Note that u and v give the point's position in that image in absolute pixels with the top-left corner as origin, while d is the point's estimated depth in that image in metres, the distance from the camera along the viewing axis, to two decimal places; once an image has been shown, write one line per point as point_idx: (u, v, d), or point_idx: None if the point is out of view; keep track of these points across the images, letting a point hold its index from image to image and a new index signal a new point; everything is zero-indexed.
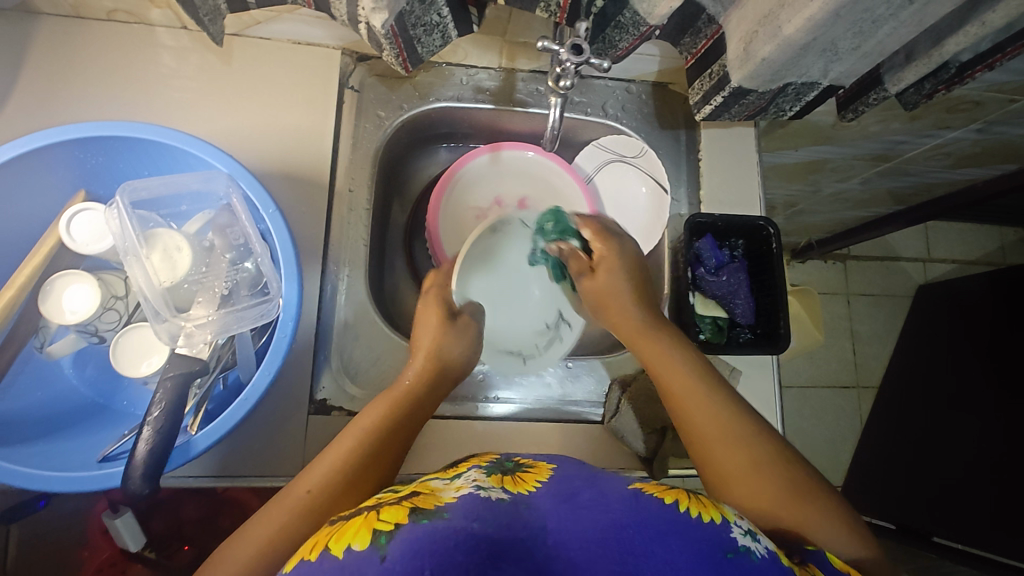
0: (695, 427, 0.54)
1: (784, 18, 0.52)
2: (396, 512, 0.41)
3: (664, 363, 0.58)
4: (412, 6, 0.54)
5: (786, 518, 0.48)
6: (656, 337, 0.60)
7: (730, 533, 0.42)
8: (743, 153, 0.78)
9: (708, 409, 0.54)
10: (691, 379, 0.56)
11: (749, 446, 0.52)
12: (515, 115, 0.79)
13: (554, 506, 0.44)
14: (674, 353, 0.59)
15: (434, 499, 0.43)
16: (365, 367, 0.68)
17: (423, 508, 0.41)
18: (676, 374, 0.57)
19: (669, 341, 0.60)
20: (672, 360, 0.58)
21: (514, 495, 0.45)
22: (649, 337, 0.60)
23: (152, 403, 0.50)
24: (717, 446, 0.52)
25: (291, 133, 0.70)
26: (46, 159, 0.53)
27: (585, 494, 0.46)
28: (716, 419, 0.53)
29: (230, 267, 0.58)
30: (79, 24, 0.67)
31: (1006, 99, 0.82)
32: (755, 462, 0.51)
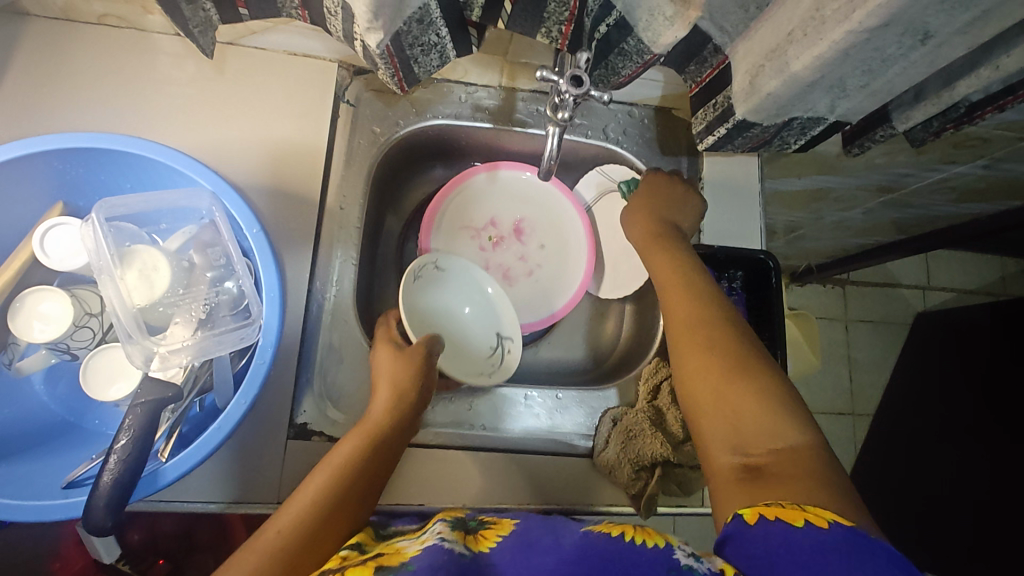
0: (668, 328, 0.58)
1: (792, 54, 0.50)
2: (363, 570, 0.41)
3: (675, 282, 0.61)
4: (410, 26, 0.53)
5: (713, 414, 0.50)
6: (661, 244, 0.65)
7: (673, 554, 0.42)
8: (745, 182, 0.77)
9: (697, 315, 0.57)
10: (694, 297, 0.59)
11: (721, 353, 0.53)
12: (514, 136, 0.77)
13: (513, 559, 0.44)
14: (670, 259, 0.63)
15: (399, 555, 0.42)
16: (349, 391, 0.66)
17: (388, 564, 0.41)
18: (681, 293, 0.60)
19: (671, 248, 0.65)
20: (684, 280, 0.61)
21: (475, 552, 0.44)
22: (668, 262, 0.63)
23: (119, 430, 0.47)
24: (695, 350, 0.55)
25: (284, 147, 0.68)
26: (22, 168, 0.51)
27: (542, 541, 0.46)
28: (704, 325, 0.56)
29: (210, 288, 0.56)
30: (71, 28, 0.66)
31: (1014, 138, 0.81)
32: (730, 369, 0.51)
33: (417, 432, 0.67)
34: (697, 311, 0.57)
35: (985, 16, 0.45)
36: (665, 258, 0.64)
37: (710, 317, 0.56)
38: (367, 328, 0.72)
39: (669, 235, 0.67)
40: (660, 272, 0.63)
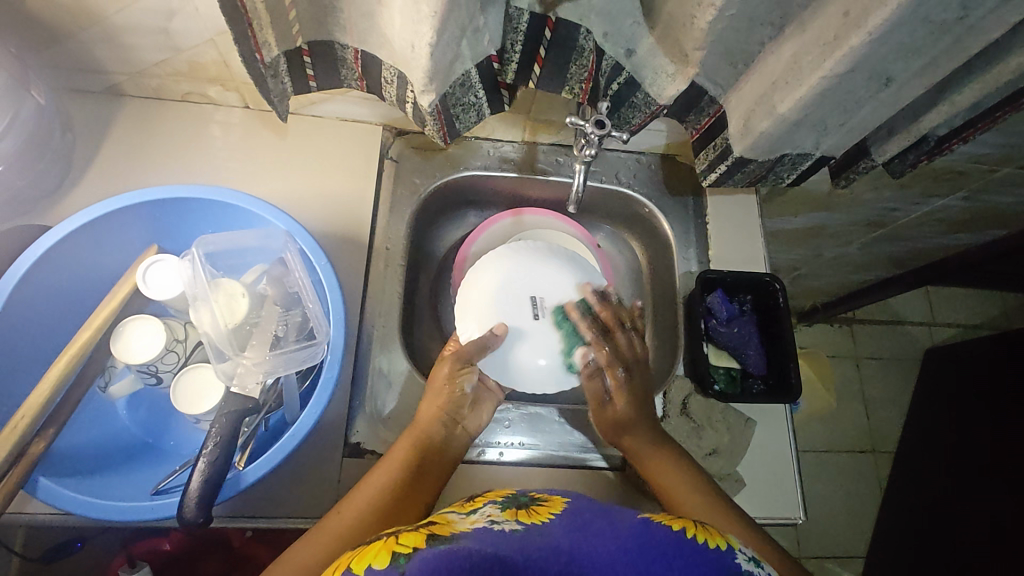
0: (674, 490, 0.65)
1: (777, 98, 0.60)
2: (414, 538, 0.46)
3: (636, 443, 0.70)
4: (454, 89, 0.63)
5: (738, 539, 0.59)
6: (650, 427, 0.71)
7: (735, 559, 0.48)
8: (746, 216, 0.85)
9: (669, 472, 0.67)
10: (662, 458, 0.68)
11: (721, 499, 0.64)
12: (536, 183, 0.87)
13: (565, 532, 0.48)
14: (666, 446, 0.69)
15: (448, 528, 0.48)
16: (398, 413, 0.71)
17: (439, 534, 0.46)
18: (639, 447, 0.69)
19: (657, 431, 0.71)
20: (642, 440, 0.70)
21: (526, 526, 0.50)
22: (636, 439, 0.70)
23: (207, 438, 0.53)
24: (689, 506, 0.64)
25: (338, 199, 0.78)
26: (128, 216, 0.60)
27: (596, 525, 0.50)
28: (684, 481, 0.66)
29: (282, 313, 0.63)
30: (157, 104, 0.77)
31: (986, 170, 0.90)
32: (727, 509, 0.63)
33: None
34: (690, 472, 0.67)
35: (934, 61, 0.55)
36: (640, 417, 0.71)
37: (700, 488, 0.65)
38: (410, 356, 0.79)
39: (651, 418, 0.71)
40: (629, 446, 0.70)
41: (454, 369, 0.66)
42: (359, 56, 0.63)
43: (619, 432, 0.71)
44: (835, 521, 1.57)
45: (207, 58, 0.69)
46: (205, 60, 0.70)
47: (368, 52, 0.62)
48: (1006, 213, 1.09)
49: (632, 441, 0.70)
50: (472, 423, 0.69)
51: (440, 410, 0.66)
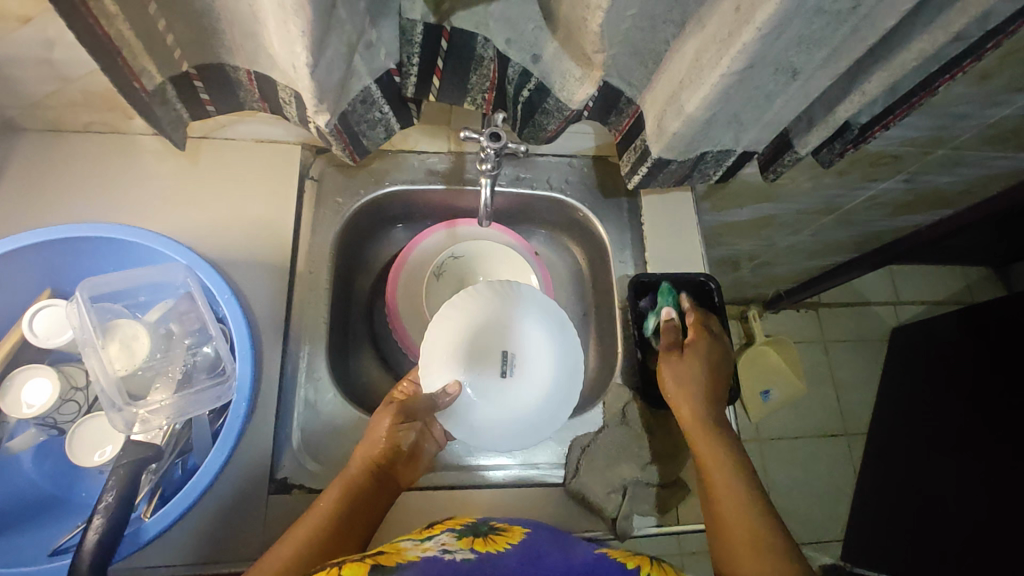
0: (729, 520, 0.58)
1: (685, 98, 0.59)
2: (359, 565, 0.43)
3: (680, 392, 0.67)
4: (355, 106, 0.61)
5: None
6: (715, 442, 0.63)
7: None
8: (682, 215, 0.84)
9: (715, 445, 0.63)
10: (715, 433, 0.64)
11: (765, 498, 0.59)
12: (467, 194, 0.84)
13: (517, 564, 0.48)
14: (729, 462, 0.62)
15: (397, 556, 0.46)
16: (326, 442, 0.69)
17: (383, 563, 0.43)
18: (688, 404, 0.66)
19: (726, 448, 0.63)
20: (689, 394, 0.66)
21: (480, 555, 0.48)
22: (682, 369, 0.68)
23: (104, 490, 0.51)
24: (726, 503, 0.59)
25: (255, 225, 0.75)
26: (15, 261, 0.57)
27: (548, 558, 0.50)
28: (740, 509, 0.58)
29: (188, 352, 0.61)
30: (59, 137, 0.74)
31: (921, 153, 0.89)
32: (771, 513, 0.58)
33: None
34: (751, 500, 0.59)
35: (836, 51, 0.53)
36: (698, 404, 0.66)
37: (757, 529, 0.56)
38: (342, 381, 0.76)
39: (723, 431, 0.64)
40: (678, 403, 0.67)
41: (394, 421, 0.64)
42: (253, 78, 0.60)
43: (676, 364, 0.69)
44: (811, 507, 1.57)
45: (100, 86, 0.66)
46: (99, 88, 0.67)
47: (261, 73, 0.59)
48: (951, 192, 1.09)
49: (675, 382, 0.68)
50: (407, 474, 0.65)
51: (376, 461, 0.62)
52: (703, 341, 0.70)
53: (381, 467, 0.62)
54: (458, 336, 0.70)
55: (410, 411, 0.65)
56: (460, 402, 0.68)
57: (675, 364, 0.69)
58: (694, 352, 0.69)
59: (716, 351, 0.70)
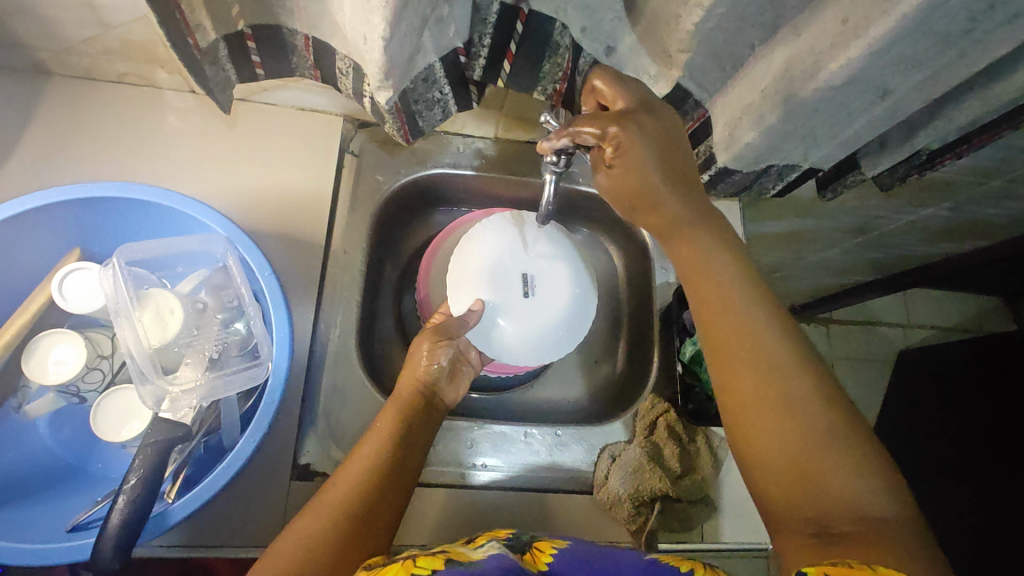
0: (730, 371, 0.48)
1: (766, 109, 0.56)
2: (432, 560, 0.43)
3: (719, 298, 0.50)
4: (416, 84, 0.57)
5: (796, 467, 0.43)
6: (691, 238, 0.51)
7: None
8: (728, 226, 0.82)
9: (760, 359, 0.47)
10: (752, 342, 0.47)
11: (825, 413, 0.44)
12: (509, 183, 0.81)
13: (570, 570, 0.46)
14: (723, 276, 0.50)
15: (464, 556, 0.45)
16: (352, 431, 0.66)
17: (457, 558, 0.43)
18: (707, 289, 0.50)
19: (720, 262, 0.51)
20: (723, 287, 0.50)
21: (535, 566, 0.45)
22: (705, 266, 0.51)
23: (129, 471, 0.48)
24: (768, 446, 0.45)
25: (291, 199, 0.71)
26: (45, 216, 0.54)
27: (599, 564, 0.48)
28: (744, 351, 0.47)
29: (221, 330, 0.58)
30: (90, 85, 0.70)
31: (974, 183, 0.87)
32: (832, 447, 0.43)
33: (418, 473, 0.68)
34: (763, 336, 0.48)
35: (934, 76, 0.50)
36: (673, 210, 0.51)
37: (774, 370, 0.46)
38: (368, 366, 0.74)
39: (710, 232, 0.52)
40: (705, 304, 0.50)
41: (432, 344, 0.63)
42: (310, 44, 0.56)
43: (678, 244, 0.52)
44: None
45: (142, 36, 0.62)
46: (140, 38, 0.63)
47: (319, 40, 0.56)
48: (990, 224, 1.07)
49: (701, 284, 0.51)
50: (450, 394, 0.65)
51: (420, 382, 0.62)
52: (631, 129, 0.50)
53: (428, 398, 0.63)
54: (481, 263, 0.67)
55: (445, 328, 0.64)
56: (484, 323, 0.66)
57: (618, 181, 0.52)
58: (621, 150, 0.50)
59: (695, 201, 0.52)
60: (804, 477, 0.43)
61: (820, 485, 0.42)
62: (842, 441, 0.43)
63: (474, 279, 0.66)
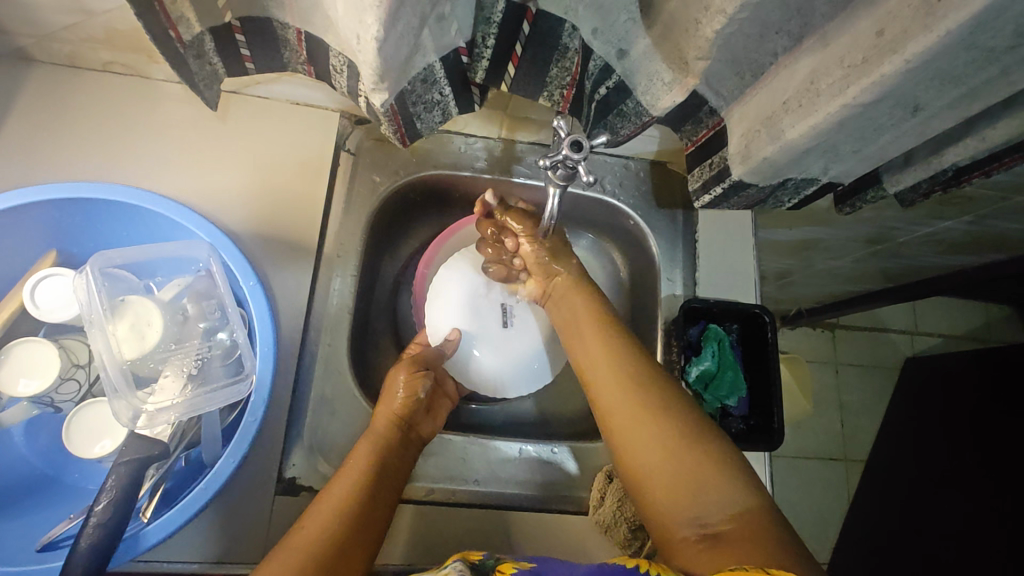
0: (603, 397, 0.57)
1: (787, 123, 0.52)
2: None
3: (580, 331, 0.63)
4: (414, 85, 0.54)
5: (668, 478, 0.50)
6: (577, 298, 0.65)
7: None
8: (739, 237, 0.78)
9: (623, 389, 0.56)
10: (618, 365, 0.58)
11: (679, 424, 0.52)
12: (512, 186, 0.78)
13: None
14: (599, 330, 0.61)
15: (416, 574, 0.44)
16: (340, 444, 0.64)
17: None
18: (583, 340, 0.62)
19: (591, 310, 0.63)
20: (593, 338, 0.61)
21: None
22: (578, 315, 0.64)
23: (100, 491, 0.46)
24: (644, 457, 0.52)
25: (282, 200, 0.68)
26: (19, 217, 0.51)
27: None
28: (615, 383, 0.56)
29: (203, 342, 0.56)
30: (75, 73, 0.66)
31: (998, 198, 0.83)
32: (688, 456, 0.50)
33: (408, 488, 0.65)
34: (627, 371, 0.57)
35: (972, 93, 0.46)
36: (564, 280, 0.67)
37: (633, 397, 0.55)
38: (360, 376, 0.71)
39: (591, 291, 0.66)
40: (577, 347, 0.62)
41: (408, 374, 0.64)
42: (303, 38, 0.53)
43: (559, 306, 0.67)
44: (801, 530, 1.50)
45: (127, 24, 0.59)
46: (125, 27, 0.59)
47: (312, 34, 0.52)
48: (1009, 238, 1.03)
49: (575, 336, 0.63)
50: (427, 427, 0.64)
51: (397, 414, 0.61)
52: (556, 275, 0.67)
53: (410, 430, 0.62)
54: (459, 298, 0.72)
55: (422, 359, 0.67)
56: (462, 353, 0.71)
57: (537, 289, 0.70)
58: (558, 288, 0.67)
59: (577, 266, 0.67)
60: (680, 485, 0.49)
61: (697, 492, 0.48)
62: (696, 441, 0.51)
63: (452, 310, 0.71)
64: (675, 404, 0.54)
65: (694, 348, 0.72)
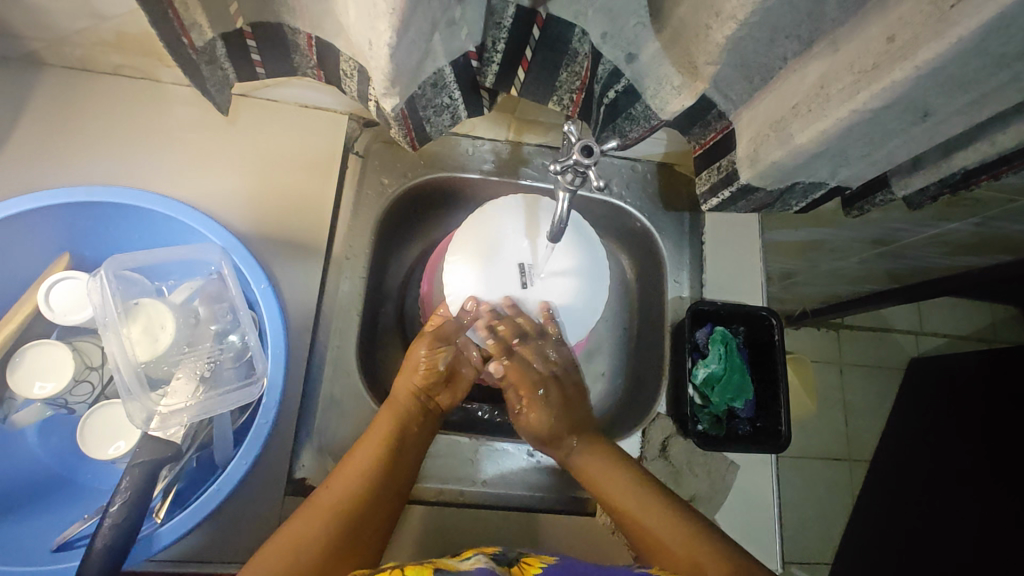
0: (642, 527, 0.60)
1: (796, 127, 0.52)
2: (421, 568, 0.45)
3: (601, 471, 0.64)
4: (424, 89, 0.54)
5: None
6: (596, 457, 0.65)
7: None
8: (746, 239, 0.78)
9: (647, 525, 0.60)
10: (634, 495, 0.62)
11: (707, 545, 0.56)
12: (519, 188, 0.78)
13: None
14: (619, 472, 0.64)
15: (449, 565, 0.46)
16: (349, 445, 0.64)
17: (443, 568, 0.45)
18: (608, 490, 0.63)
19: (606, 460, 0.65)
20: (609, 470, 0.64)
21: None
22: (600, 474, 0.64)
23: (115, 491, 0.46)
24: (667, 557, 0.57)
25: (292, 202, 0.69)
26: (34, 221, 0.52)
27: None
28: (659, 525, 0.59)
29: (214, 344, 0.56)
30: (86, 76, 0.67)
31: (1005, 201, 0.83)
32: (727, 568, 0.53)
33: (417, 489, 0.66)
34: (667, 512, 0.60)
35: (982, 99, 0.46)
36: (559, 423, 0.68)
37: (661, 513, 0.60)
38: (368, 377, 0.71)
39: (595, 436, 0.68)
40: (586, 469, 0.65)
41: (429, 348, 0.67)
42: (313, 44, 0.53)
43: (586, 473, 0.65)
44: (805, 529, 1.50)
45: (138, 28, 0.59)
46: (136, 30, 0.60)
47: (323, 40, 0.52)
48: (1015, 240, 1.03)
49: (603, 492, 0.63)
50: (445, 398, 0.69)
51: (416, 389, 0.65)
52: (558, 376, 0.71)
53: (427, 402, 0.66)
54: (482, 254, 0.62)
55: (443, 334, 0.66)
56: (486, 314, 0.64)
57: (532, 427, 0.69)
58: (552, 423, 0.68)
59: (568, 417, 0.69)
60: None
61: None
62: (709, 543, 0.57)
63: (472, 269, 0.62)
64: (698, 526, 0.58)
65: (699, 349, 0.73)
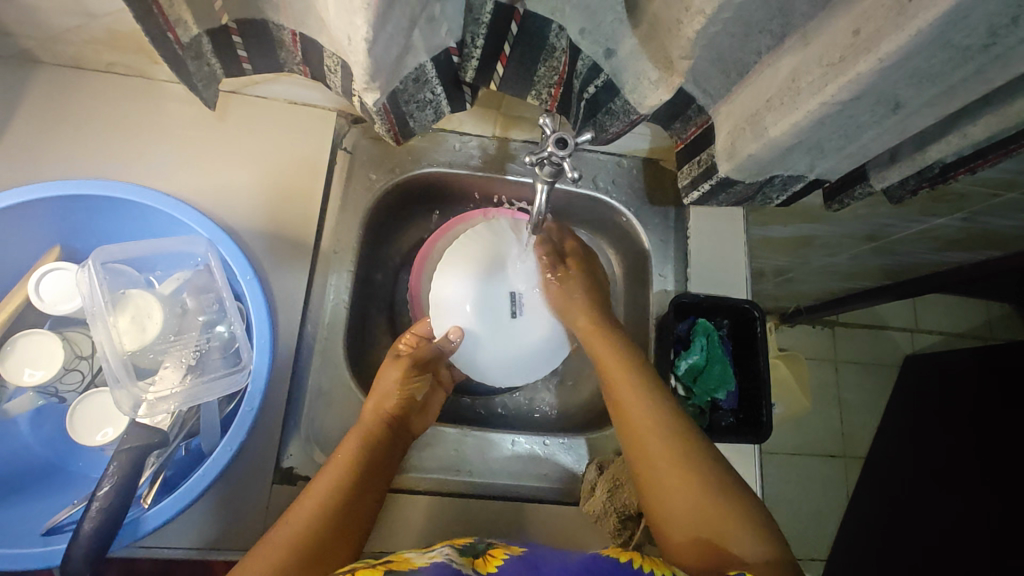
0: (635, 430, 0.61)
1: (770, 120, 0.53)
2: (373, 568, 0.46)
3: (614, 365, 0.64)
4: (406, 85, 0.55)
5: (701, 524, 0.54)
6: (610, 344, 0.65)
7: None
8: (731, 233, 0.79)
9: (651, 439, 0.59)
10: (651, 415, 0.60)
11: (700, 474, 0.57)
12: (506, 183, 0.79)
13: None
14: (630, 370, 0.63)
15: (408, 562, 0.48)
16: (336, 435, 0.65)
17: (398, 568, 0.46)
18: (620, 392, 0.63)
19: (620, 353, 0.65)
20: (623, 374, 0.63)
21: None
22: (613, 369, 0.64)
23: (103, 476, 0.48)
24: (667, 494, 0.57)
25: (281, 197, 0.70)
26: (26, 214, 0.53)
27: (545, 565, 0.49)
28: (652, 426, 0.60)
29: (202, 334, 0.58)
30: (80, 74, 0.68)
31: (990, 195, 0.84)
32: (716, 504, 0.55)
33: (402, 478, 0.67)
34: (661, 415, 0.60)
35: (950, 91, 0.47)
36: (587, 319, 0.68)
37: (657, 417, 0.60)
38: (356, 369, 0.73)
39: (611, 329, 0.67)
40: (615, 387, 0.63)
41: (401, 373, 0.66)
42: (298, 40, 0.54)
43: (568, 317, 0.69)
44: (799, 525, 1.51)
45: (129, 27, 0.61)
46: (127, 29, 0.61)
47: (306, 36, 0.53)
48: (1002, 235, 1.04)
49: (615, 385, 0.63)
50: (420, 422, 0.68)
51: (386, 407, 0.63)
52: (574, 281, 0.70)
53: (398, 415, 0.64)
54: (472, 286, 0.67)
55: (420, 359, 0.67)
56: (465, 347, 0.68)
57: (559, 304, 0.69)
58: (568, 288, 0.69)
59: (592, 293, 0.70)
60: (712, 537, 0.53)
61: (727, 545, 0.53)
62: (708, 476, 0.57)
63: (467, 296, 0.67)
64: (697, 447, 0.59)
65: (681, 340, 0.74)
